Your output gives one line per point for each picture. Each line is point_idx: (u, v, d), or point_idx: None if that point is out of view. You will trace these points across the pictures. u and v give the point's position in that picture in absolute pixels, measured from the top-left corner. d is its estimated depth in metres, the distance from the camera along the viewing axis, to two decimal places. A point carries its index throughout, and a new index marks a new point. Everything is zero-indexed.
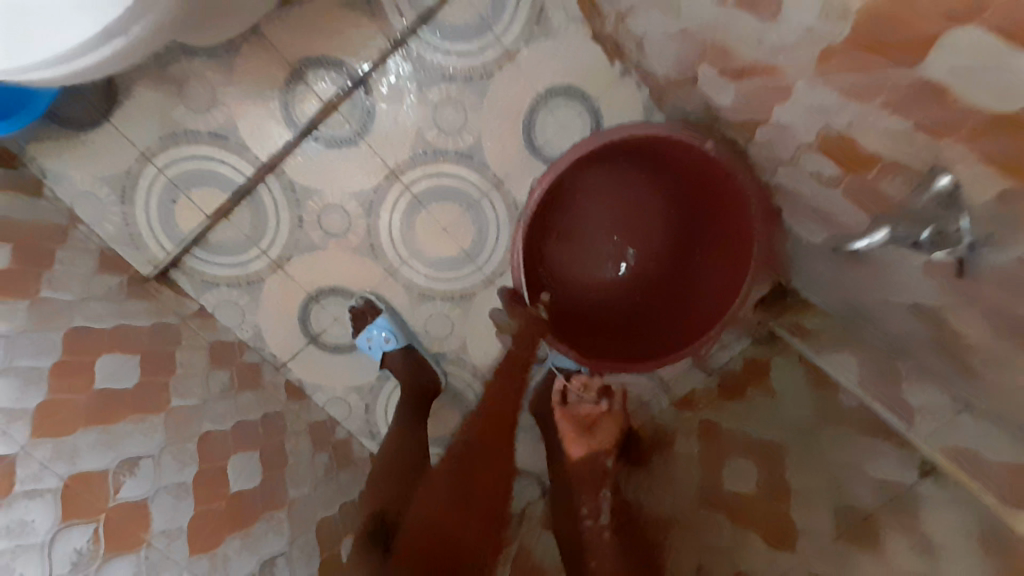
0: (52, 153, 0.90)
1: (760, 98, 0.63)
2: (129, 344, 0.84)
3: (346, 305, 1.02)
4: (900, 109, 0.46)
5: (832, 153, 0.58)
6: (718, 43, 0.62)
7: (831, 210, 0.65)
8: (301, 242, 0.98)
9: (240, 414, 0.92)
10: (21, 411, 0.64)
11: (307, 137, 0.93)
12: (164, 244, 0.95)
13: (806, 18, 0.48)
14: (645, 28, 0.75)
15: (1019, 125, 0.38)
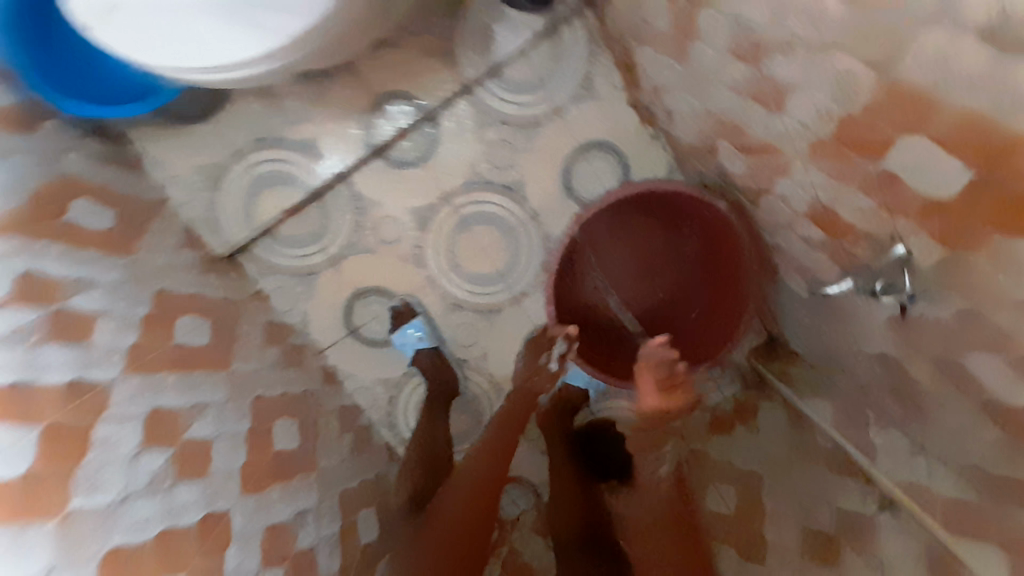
0: (159, 142, 1.05)
1: (764, 172, 0.78)
2: (204, 312, 0.97)
3: (387, 305, 1.16)
4: (871, 190, 0.60)
5: (818, 221, 0.72)
6: (735, 124, 0.77)
7: (815, 268, 0.79)
8: (357, 244, 1.13)
9: (286, 387, 1.05)
10: (118, 350, 0.79)
11: (378, 156, 1.08)
12: (241, 230, 1.08)
13: (803, 116, 0.63)
14: (675, 103, 0.90)
15: (948, 210, 0.51)
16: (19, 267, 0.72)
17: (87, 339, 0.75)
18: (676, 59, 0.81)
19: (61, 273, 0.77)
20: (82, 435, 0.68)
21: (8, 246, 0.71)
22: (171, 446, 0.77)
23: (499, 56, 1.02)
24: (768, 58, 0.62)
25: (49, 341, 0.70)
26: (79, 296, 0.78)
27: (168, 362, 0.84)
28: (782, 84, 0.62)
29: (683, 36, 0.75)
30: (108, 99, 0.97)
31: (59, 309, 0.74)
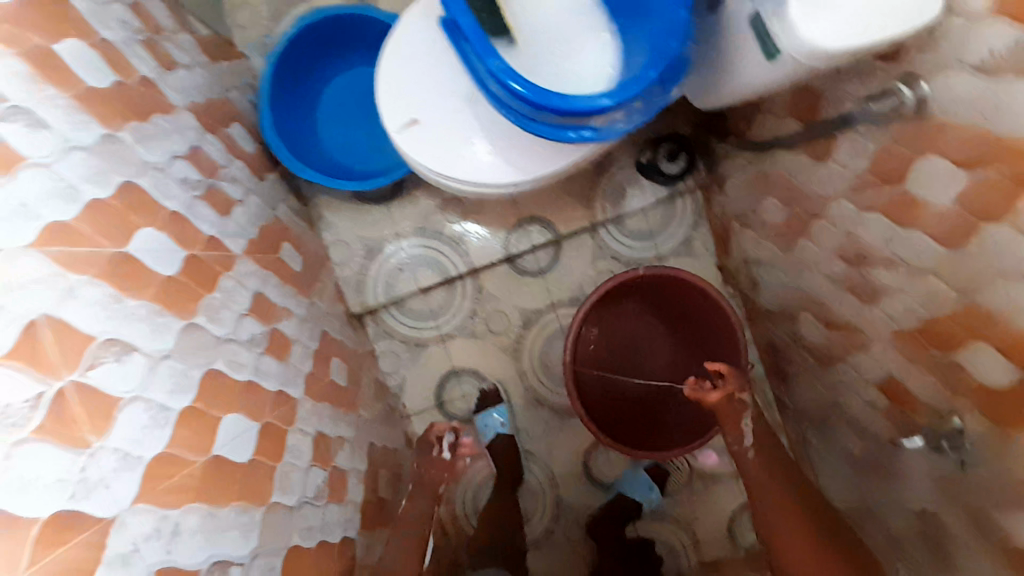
0: (334, 209, 1.25)
1: (843, 344, 1.01)
2: (345, 358, 1.11)
3: (477, 386, 1.30)
4: (937, 374, 0.82)
5: (886, 391, 0.94)
6: (826, 305, 1.01)
7: (875, 428, 0.99)
8: (468, 329, 1.30)
9: (385, 441, 1.15)
10: (302, 372, 0.91)
11: (507, 261, 1.29)
12: (378, 295, 1.26)
13: (891, 311, 0.87)
14: (768, 278, 1.16)
15: (997, 396, 0.72)
16: (254, 288, 0.86)
17: (287, 358, 0.88)
18: (782, 246, 1.07)
19: (276, 301, 0.91)
20: (282, 436, 0.78)
21: (250, 271, 0.87)
22: (326, 467, 0.87)
23: (627, 212, 1.27)
24: (872, 267, 0.87)
25: (266, 352, 0.83)
26: (285, 320, 0.92)
27: (327, 394, 0.97)
28: (879, 287, 0.87)
29: (795, 232, 1.02)
30: (320, 168, 1.15)
31: (273, 328, 0.87)
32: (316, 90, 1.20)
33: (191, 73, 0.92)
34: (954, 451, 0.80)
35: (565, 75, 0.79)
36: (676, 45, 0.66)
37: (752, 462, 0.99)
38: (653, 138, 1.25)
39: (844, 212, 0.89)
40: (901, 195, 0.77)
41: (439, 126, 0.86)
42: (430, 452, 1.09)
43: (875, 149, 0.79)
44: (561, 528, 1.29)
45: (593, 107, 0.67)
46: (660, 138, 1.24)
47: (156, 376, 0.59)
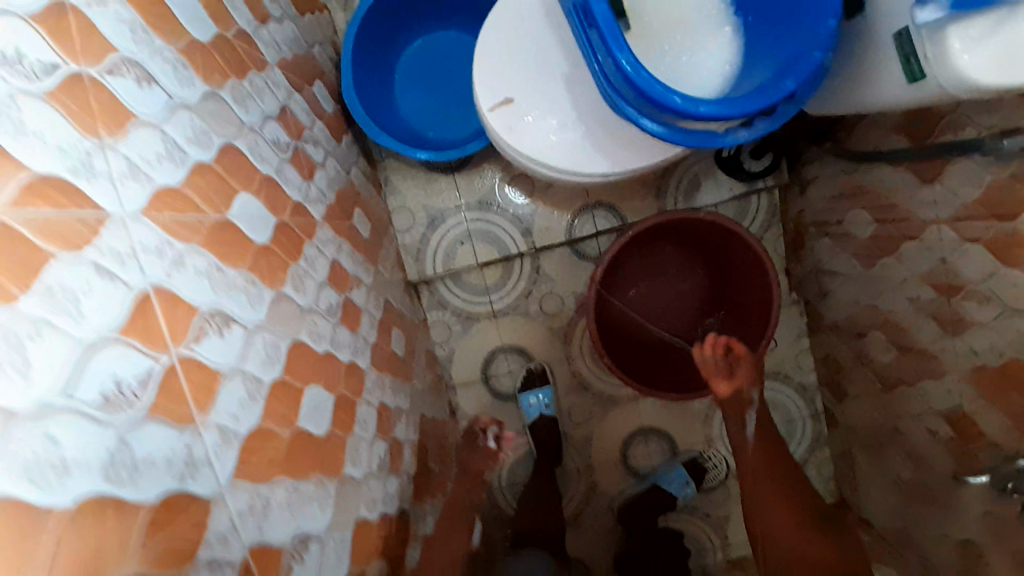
0: (400, 174, 1.23)
1: (912, 369, 0.98)
2: (403, 327, 1.11)
3: (524, 365, 1.30)
4: (1012, 416, 0.79)
5: (952, 424, 0.91)
6: (903, 328, 0.98)
7: (933, 457, 0.97)
8: (521, 308, 1.29)
9: (434, 411, 1.16)
10: (369, 342, 0.91)
11: (568, 244, 1.26)
12: (435, 265, 1.25)
13: (975, 346, 0.83)
14: (839, 291, 1.13)
15: None
16: (332, 256, 0.85)
17: (357, 329, 0.88)
18: (863, 262, 1.04)
19: (349, 269, 0.91)
20: (353, 409, 0.79)
21: (327, 237, 0.86)
22: (387, 439, 0.88)
23: (699, 206, 1.22)
24: (964, 299, 0.84)
25: (341, 323, 0.83)
26: (356, 289, 0.92)
27: (389, 365, 0.98)
28: (968, 321, 0.84)
29: (880, 251, 0.99)
30: (393, 132, 1.12)
31: (347, 298, 0.87)
32: (396, 50, 1.16)
33: (281, 26, 0.89)
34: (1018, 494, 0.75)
35: (679, 74, 0.77)
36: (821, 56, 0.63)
37: (750, 448, 0.99)
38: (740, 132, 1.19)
39: (942, 238, 0.85)
40: (1010, 233, 0.73)
41: (533, 108, 0.83)
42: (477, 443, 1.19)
43: (990, 180, 0.75)
44: (592, 511, 1.31)
45: (727, 113, 0.64)
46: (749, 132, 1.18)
47: (251, 349, 0.59)
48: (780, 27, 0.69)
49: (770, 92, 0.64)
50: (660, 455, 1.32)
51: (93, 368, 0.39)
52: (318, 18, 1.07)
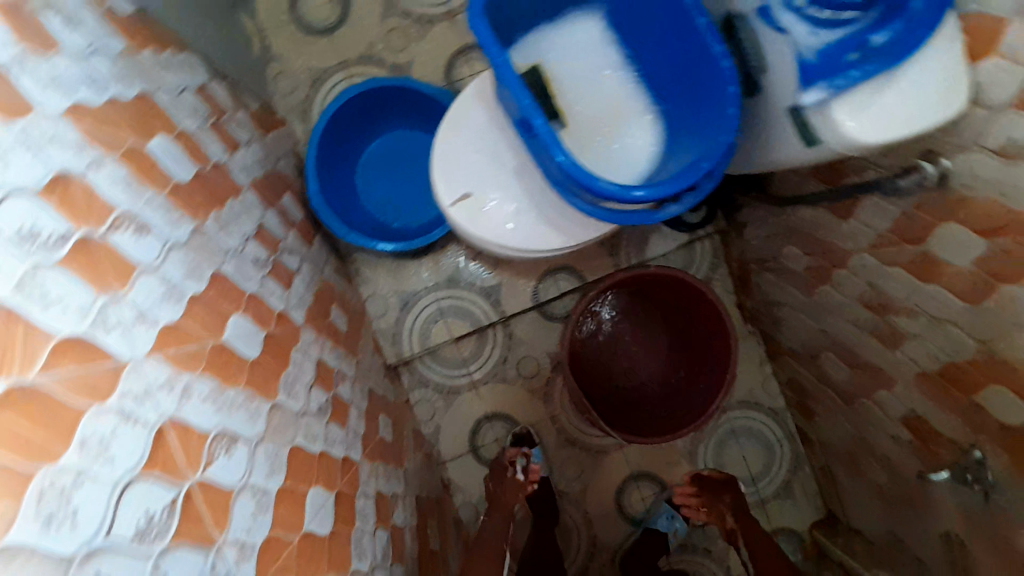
0: (370, 262, 1.28)
1: (863, 382, 1.07)
2: (387, 411, 1.14)
3: (510, 430, 1.34)
4: (957, 412, 0.87)
5: (910, 428, 0.99)
6: (847, 346, 1.08)
7: (899, 462, 1.05)
8: (500, 374, 1.34)
9: (428, 491, 1.17)
10: (359, 434, 0.94)
11: (537, 308, 1.33)
12: (413, 345, 1.29)
13: (913, 355, 0.93)
14: (788, 318, 1.22)
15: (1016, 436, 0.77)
16: (315, 357, 0.90)
17: (347, 423, 0.92)
18: (803, 291, 1.14)
19: (333, 366, 0.95)
20: (352, 503, 0.81)
21: (308, 340, 0.90)
22: (387, 527, 0.90)
23: (650, 257, 1.32)
24: (895, 316, 0.93)
25: (331, 420, 0.86)
26: (341, 384, 0.96)
27: (380, 453, 1.00)
28: (901, 333, 0.93)
29: (815, 280, 1.09)
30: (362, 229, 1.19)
31: (333, 395, 0.91)
32: (354, 152, 1.25)
33: (246, 150, 0.97)
34: (979, 484, 0.83)
35: (613, 159, 0.88)
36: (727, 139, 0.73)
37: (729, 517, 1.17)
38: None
39: (865, 264, 0.96)
40: (924, 254, 0.84)
41: (490, 199, 0.93)
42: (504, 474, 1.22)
43: (898, 212, 0.86)
44: (597, 565, 1.33)
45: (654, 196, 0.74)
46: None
47: (256, 463, 0.65)
48: (692, 113, 0.81)
49: (691, 172, 0.74)
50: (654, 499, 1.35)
51: (123, 506, 0.47)
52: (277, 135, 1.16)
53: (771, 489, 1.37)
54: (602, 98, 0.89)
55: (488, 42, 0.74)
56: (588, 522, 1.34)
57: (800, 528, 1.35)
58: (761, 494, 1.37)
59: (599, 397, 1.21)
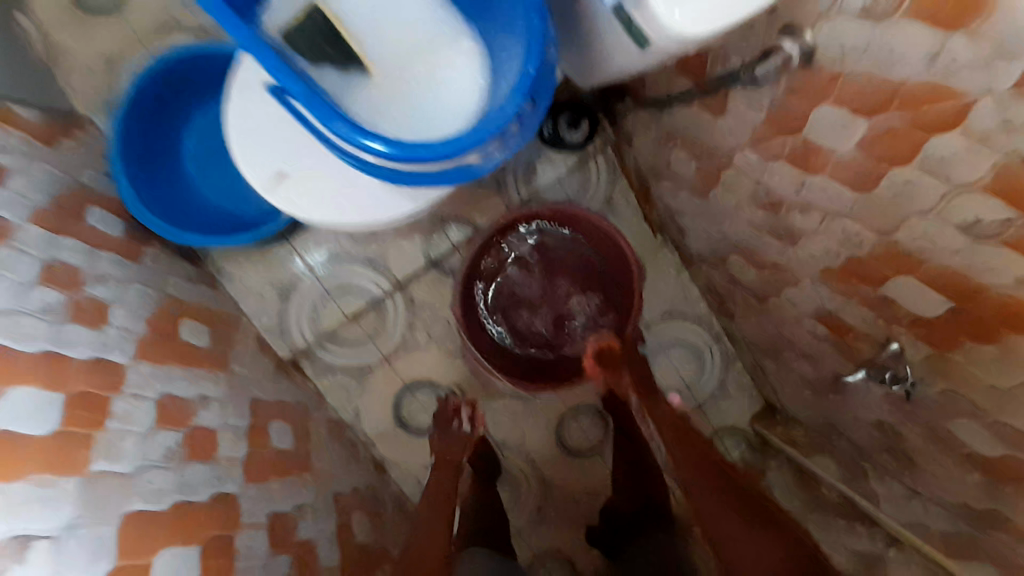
0: (232, 259, 1.16)
1: (771, 282, 1.01)
2: (285, 415, 1.05)
3: (435, 396, 1.26)
4: (867, 305, 0.81)
5: (825, 323, 0.93)
6: (750, 247, 1.00)
7: (819, 356, 1.00)
8: (409, 342, 1.25)
9: (354, 482, 1.11)
10: (237, 459, 0.86)
11: (431, 266, 1.22)
12: (306, 335, 1.19)
13: (815, 251, 0.84)
14: (692, 225, 1.13)
15: (929, 323, 0.71)
16: (155, 396, 0.80)
17: (217, 454, 0.83)
18: (700, 195, 1.04)
19: (189, 395, 0.85)
20: (230, 547, 0.76)
21: (143, 380, 0.79)
22: (289, 550, 0.85)
23: (541, 187, 1.21)
24: (788, 212, 0.84)
25: (189, 461, 0.78)
26: (203, 411, 0.86)
27: (275, 468, 0.92)
28: (798, 231, 0.84)
29: (707, 183, 1.00)
30: (205, 227, 1.07)
31: (192, 430, 0.82)
32: (177, 144, 1.11)
33: (17, 171, 0.80)
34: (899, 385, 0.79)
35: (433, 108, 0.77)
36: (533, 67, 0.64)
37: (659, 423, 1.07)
38: (554, 106, 1.19)
39: (749, 160, 0.85)
40: (803, 142, 0.73)
41: (310, 174, 0.81)
42: (449, 425, 1.16)
43: (769, 100, 0.74)
44: (551, 505, 1.32)
45: (460, 147, 0.65)
46: (563, 103, 1.18)
47: (70, 553, 0.58)
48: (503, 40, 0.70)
49: (500, 118, 0.65)
50: (594, 428, 1.33)
51: None
52: (81, 141, 1.00)
53: (707, 395, 1.34)
54: (407, 33, 0.77)
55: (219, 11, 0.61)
56: (534, 466, 1.32)
57: (743, 424, 1.34)
58: (699, 401, 1.34)
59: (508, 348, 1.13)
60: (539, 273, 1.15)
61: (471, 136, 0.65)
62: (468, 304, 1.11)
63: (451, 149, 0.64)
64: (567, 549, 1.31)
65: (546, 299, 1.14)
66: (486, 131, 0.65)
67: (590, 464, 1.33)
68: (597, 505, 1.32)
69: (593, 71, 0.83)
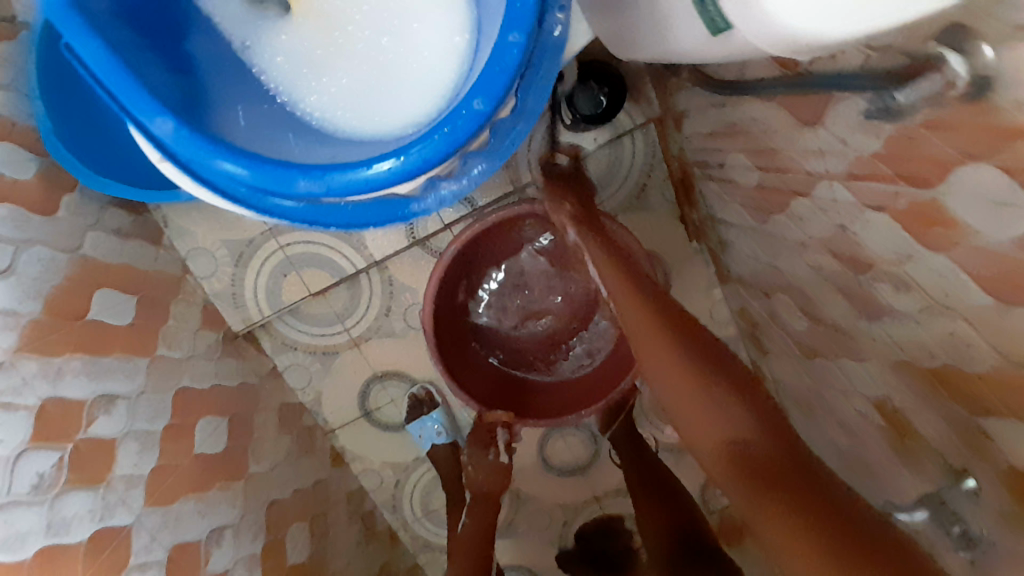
0: (181, 211, 0.99)
1: (822, 341, 0.80)
2: (223, 407, 0.91)
3: (407, 390, 1.11)
4: (951, 423, 0.60)
5: (881, 413, 0.73)
6: (806, 296, 0.78)
7: (858, 439, 0.81)
8: (383, 327, 1.07)
9: (298, 483, 0.99)
10: (138, 478, 0.73)
11: (416, 244, 1.03)
12: (263, 309, 1.03)
13: (895, 336, 0.63)
14: (738, 244, 0.92)
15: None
16: (34, 400, 0.64)
17: (109, 474, 0.70)
18: (755, 215, 0.81)
19: (84, 396, 0.71)
20: None
21: (22, 380, 0.64)
22: None
23: None
24: (874, 280, 0.61)
25: (66, 489, 0.64)
26: (101, 416, 0.72)
27: (191, 480, 0.80)
28: (880, 304, 0.62)
29: (767, 203, 0.76)
30: (139, 175, 0.91)
31: (77, 444, 0.67)
32: None
33: None
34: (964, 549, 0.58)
35: (394, 92, 0.69)
36: (516, 39, 0.54)
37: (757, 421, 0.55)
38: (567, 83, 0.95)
39: (836, 199, 0.62)
40: (925, 202, 0.49)
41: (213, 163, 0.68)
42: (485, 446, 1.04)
43: (893, 129, 0.49)
44: (521, 521, 1.20)
45: (406, 168, 0.56)
46: (581, 71, 0.93)
47: None
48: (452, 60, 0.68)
49: (469, 117, 0.55)
50: (581, 446, 1.18)
51: None
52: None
53: None
54: (354, 25, 0.71)
55: (59, 21, 0.52)
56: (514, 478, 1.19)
57: None
58: None
59: (473, 366, 0.96)
60: (523, 288, 0.98)
61: (406, 165, 0.56)
62: (441, 320, 0.91)
63: (393, 170, 0.56)
64: (530, 567, 1.20)
65: (531, 317, 0.99)
66: (440, 140, 0.55)
67: (572, 483, 1.19)
68: (572, 526, 1.19)
69: (627, 43, 0.63)
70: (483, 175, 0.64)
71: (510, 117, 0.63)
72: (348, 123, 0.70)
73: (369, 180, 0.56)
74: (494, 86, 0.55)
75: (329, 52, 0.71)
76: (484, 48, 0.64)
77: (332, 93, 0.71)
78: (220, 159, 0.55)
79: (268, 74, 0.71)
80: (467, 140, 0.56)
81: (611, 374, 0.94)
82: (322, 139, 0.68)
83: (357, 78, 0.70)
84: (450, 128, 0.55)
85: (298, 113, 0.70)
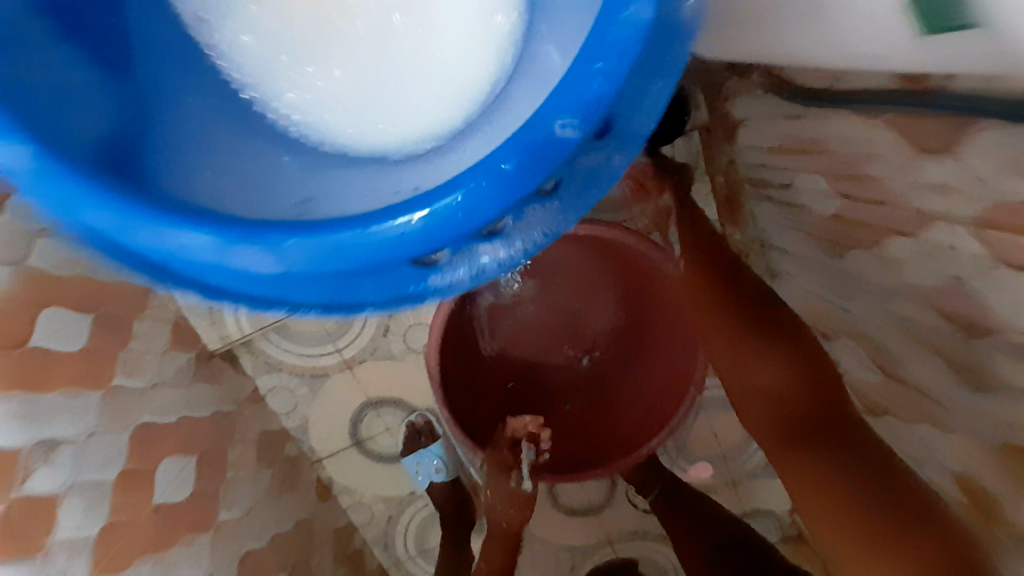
0: None
1: (895, 400, 0.68)
2: (192, 443, 0.79)
3: (404, 418, 0.99)
4: None
5: None
6: (882, 347, 0.66)
7: None
8: (379, 349, 0.96)
9: (277, 526, 0.87)
10: (83, 543, 0.61)
11: None
12: (244, 325, 0.93)
13: (1010, 418, 0.51)
14: (792, 275, 0.79)
15: None
16: None
17: (48, 541, 0.58)
18: (824, 247, 0.69)
19: (20, 442, 0.58)
20: None
21: None
22: None
23: None
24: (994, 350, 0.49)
25: None
26: (42, 468, 0.59)
27: (150, 538, 0.69)
28: (998, 382, 0.51)
29: (844, 238, 0.64)
30: None
31: (8, 507, 0.55)
32: None
33: None
34: None
35: (398, 89, 0.47)
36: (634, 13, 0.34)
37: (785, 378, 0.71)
38: None
39: (954, 246, 0.49)
40: None
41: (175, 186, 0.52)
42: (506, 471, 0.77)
43: None
44: (524, 564, 1.08)
45: (440, 228, 0.36)
46: None
47: None
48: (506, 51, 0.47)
49: (530, 162, 0.37)
50: (593, 484, 1.07)
51: None
52: None
53: (745, 469, 1.04)
54: None
55: None
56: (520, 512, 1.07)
57: (781, 509, 1.04)
58: (734, 474, 1.04)
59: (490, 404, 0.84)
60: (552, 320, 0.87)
61: (415, 234, 0.36)
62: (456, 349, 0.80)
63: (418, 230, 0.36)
64: None
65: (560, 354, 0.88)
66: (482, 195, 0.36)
67: (582, 523, 1.07)
68: (580, 570, 1.07)
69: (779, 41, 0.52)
70: (547, 242, 0.44)
71: (592, 147, 0.41)
72: (341, 135, 0.47)
73: (350, 259, 0.36)
74: (583, 99, 0.35)
75: (317, 23, 0.47)
76: (537, 61, 0.45)
77: (320, 88, 0.47)
78: (88, 203, 0.33)
79: (225, 54, 0.46)
80: (517, 197, 0.38)
81: (651, 425, 0.80)
82: (298, 162, 0.44)
83: (357, 68, 0.47)
84: (507, 168, 0.37)
85: (265, 118, 0.46)
